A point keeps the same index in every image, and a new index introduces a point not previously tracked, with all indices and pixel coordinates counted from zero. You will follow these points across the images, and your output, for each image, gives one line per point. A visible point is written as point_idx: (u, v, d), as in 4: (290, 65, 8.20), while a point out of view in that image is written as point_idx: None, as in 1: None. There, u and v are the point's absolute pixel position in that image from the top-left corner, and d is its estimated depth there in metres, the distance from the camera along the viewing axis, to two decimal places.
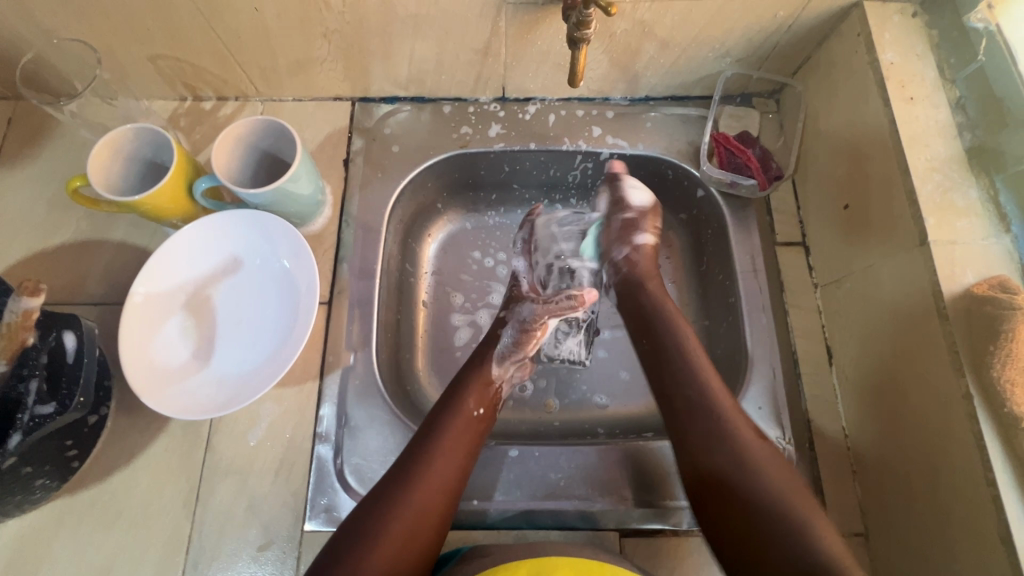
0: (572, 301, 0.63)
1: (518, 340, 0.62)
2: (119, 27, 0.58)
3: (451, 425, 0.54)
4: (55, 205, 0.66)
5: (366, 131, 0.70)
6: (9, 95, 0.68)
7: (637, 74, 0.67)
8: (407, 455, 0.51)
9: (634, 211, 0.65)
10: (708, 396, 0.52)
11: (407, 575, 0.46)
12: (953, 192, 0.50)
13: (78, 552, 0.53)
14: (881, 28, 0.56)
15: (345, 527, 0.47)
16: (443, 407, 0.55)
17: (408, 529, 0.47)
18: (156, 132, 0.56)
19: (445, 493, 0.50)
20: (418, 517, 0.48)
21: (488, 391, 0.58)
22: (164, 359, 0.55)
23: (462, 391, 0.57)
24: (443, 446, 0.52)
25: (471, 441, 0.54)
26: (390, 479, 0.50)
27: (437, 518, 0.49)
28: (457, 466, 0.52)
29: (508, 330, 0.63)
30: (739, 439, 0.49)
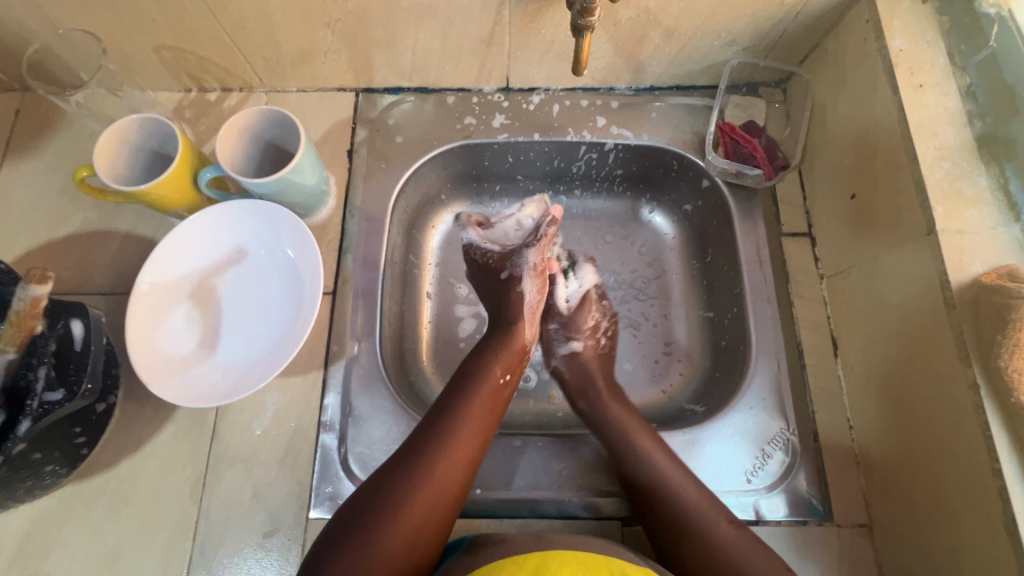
0: (549, 222, 0.67)
1: (540, 287, 0.67)
2: (123, 18, 0.58)
3: (478, 389, 0.56)
4: (62, 195, 0.66)
5: (370, 122, 0.70)
6: (17, 87, 0.69)
7: (642, 63, 0.67)
8: (429, 422, 0.53)
9: (566, 317, 0.70)
10: (643, 459, 0.55)
11: (435, 532, 0.48)
12: (962, 180, 0.50)
13: (88, 538, 0.54)
14: (890, 15, 0.56)
15: (369, 489, 0.48)
16: (468, 375, 0.57)
17: (437, 488, 0.49)
18: (161, 122, 0.56)
19: (474, 458, 0.52)
20: (447, 477, 0.49)
21: (513, 359, 0.61)
22: (171, 347, 0.55)
23: (489, 357, 0.59)
24: (471, 408, 0.54)
25: (496, 404, 0.56)
26: (419, 439, 0.51)
27: (464, 477, 0.51)
28: (484, 428, 0.54)
29: (524, 280, 0.66)
30: (677, 495, 0.53)
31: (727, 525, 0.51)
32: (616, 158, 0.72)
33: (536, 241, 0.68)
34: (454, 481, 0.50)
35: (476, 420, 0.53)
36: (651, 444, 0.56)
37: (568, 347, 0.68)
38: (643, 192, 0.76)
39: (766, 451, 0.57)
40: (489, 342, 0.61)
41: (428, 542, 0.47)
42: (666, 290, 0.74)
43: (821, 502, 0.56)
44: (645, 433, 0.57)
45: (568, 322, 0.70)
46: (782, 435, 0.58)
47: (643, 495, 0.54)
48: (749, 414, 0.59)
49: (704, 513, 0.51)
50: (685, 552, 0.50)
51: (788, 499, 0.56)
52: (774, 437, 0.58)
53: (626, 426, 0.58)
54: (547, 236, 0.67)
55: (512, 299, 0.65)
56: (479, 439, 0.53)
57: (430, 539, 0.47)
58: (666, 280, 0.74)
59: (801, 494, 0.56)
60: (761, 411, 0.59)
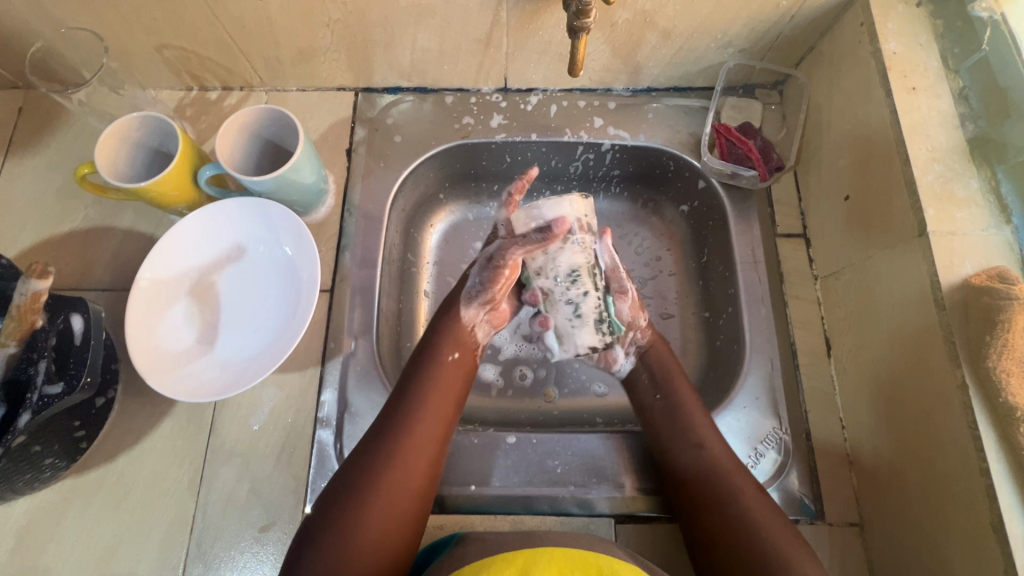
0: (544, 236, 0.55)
1: (484, 281, 0.60)
2: (125, 17, 0.59)
3: (429, 374, 0.56)
4: (64, 192, 0.67)
5: (369, 121, 0.71)
6: (21, 85, 0.70)
7: (639, 64, 0.67)
8: (385, 415, 0.53)
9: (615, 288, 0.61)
10: (689, 417, 0.56)
11: (406, 516, 0.48)
12: (953, 182, 0.50)
13: (86, 531, 0.55)
14: (884, 18, 0.56)
15: (331, 489, 0.49)
16: (419, 363, 0.57)
17: (398, 477, 0.49)
18: (161, 120, 0.57)
19: (428, 446, 0.52)
20: (409, 464, 0.50)
21: (464, 338, 0.60)
22: (169, 343, 0.56)
23: (439, 339, 0.59)
24: (422, 393, 0.54)
25: (450, 385, 0.56)
26: (373, 432, 0.52)
27: (428, 462, 0.51)
28: (443, 408, 0.54)
29: (478, 269, 0.62)
30: (706, 448, 0.54)
31: (754, 488, 0.51)
32: (613, 158, 0.73)
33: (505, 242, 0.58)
34: (411, 474, 0.50)
35: (426, 408, 0.53)
36: (697, 411, 0.57)
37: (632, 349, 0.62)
38: (640, 193, 0.77)
39: (759, 450, 0.58)
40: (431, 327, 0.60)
41: (401, 528, 0.48)
42: (662, 290, 0.74)
43: (813, 501, 0.56)
44: (689, 396, 0.58)
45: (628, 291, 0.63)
46: (774, 434, 0.58)
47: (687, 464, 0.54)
48: (743, 413, 0.59)
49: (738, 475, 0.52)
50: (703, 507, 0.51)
51: (780, 498, 0.56)
52: (767, 435, 0.58)
53: (679, 385, 0.59)
54: (528, 245, 0.56)
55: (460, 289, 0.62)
56: (433, 425, 0.53)
57: (403, 528, 0.48)
58: (662, 280, 0.75)
59: (793, 493, 0.56)
60: (754, 410, 0.59)
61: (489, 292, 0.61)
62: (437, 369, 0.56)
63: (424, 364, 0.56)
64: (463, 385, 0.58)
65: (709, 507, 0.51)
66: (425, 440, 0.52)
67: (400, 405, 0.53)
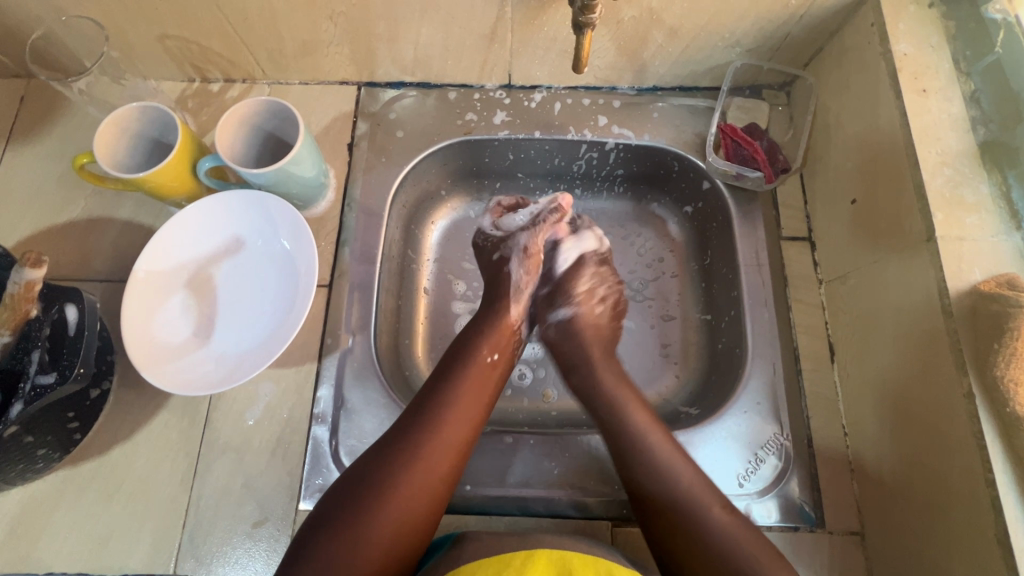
0: (556, 212, 0.67)
1: (527, 269, 0.65)
2: (127, 7, 0.58)
3: (462, 374, 0.56)
4: (64, 182, 0.67)
5: (371, 115, 0.71)
6: (23, 74, 0.70)
7: (644, 63, 0.66)
8: (412, 413, 0.53)
9: (557, 281, 0.67)
10: (637, 431, 0.55)
11: (417, 520, 0.48)
12: (964, 187, 0.49)
13: (78, 523, 0.54)
14: (895, 18, 0.55)
15: (344, 482, 0.49)
16: (454, 361, 0.57)
17: (418, 480, 0.49)
18: (161, 110, 0.56)
19: (450, 451, 0.51)
20: (428, 468, 0.49)
21: (502, 339, 0.60)
22: (166, 335, 0.55)
23: (478, 337, 0.59)
24: (452, 394, 0.54)
25: (482, 386, 0.56)
26: (397, 429, 0.51)
27: (449, 468, 0.50)
28: (470, 413, 0.54)
29: (515, 264, 0.65)
30: (679, 478, 0.51)
31: (717, 504, 0.50)
32: (617, 158, 0.72)
33: (532, 228, 0.66)
34: (425, 478, 0.49)
35: (452, 411, 0.53)
36: (659, 438, 0.54)
37: (559, 315, 0.65)
38: (644, 193, 0.76)
39: (760, 455, 0.57)
40: (475, 324, 0.61)
41: (411, 533, 0.47)
42: (663, 292, 0.74)
43: (813, 509, 0.55)
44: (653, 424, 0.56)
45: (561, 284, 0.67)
46: (775, 439, 0.58)
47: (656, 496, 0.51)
48: (744, 418, 0.59)
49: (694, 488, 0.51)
50: (674, 534, 0.49)
51: (779, 504, 0.55)
52: (767, 441, 0.58)
53: (623, 400, 0.57)
54: (547, 224, 0.67)
55: (498, 284, 0.65)
56: (458, 429, 0.52)
57: (413, 532, 0.47)
58: (664, 282, 0.74)
59: (793, 500, 0.55)
60: (755, 415, 0.59)
61: (530, 282, 0.65)
62: (473, 369, 0.56)
63: (461, 363, 0.57)
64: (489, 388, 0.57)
65: (672, 534, 0.49)
66: (447, 443, 0.51)
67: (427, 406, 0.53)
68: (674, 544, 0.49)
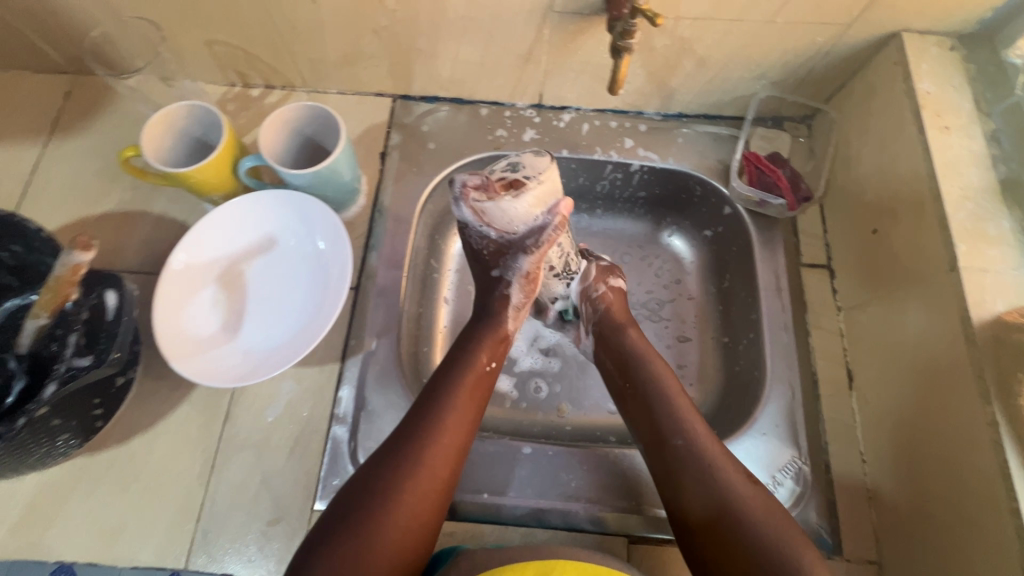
0: (553, 224, 0.55)
1: (527, 291, 0.62)
2: (182, 13, 0.61)
3: (462, 380, 0.56)
4: (103, 175, 0.69)
5: (405, 127, 0.73)
6: (70, 70, 0.72)
7: (672, 90, 0.69)
8: (413, 418, 0.53)
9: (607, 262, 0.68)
10: (667, 397, 0.56)
11: (422, 525, 0.48)
12: (986, 221, 0.51)
13: (92, 513, 0.54)
14: (919, 59, 0.57)
15: (350, 489, 0.49)
16: (453, 368, 0.58)
17: (419, 487, 0.49)
18: (207, 109, 0.58)
19: (449, 457, 0.51)
20: (430, 473, 0.50)
21: (499, 348, 0.61)
22: (195, 328, 0.56)
23: (474, 346, 0.60)
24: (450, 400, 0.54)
25: (478, 394, 0.57)
26: (399, 437, 0.52)
27: (448, 473, 0.51)
28: (466, 418, 0.54)
29: (515, 286, 0.61)
30: (730, 482, 0.50)
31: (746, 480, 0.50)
32: (641, 179, 0.74)
33: (532, 250, 0.57)
34: (424, 490, 0.49)
35: (454, 416, 0.53)
36: (702, 432, 0.54)
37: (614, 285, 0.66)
38: (664, 215, 0.78)
39: (777, 478, 0.57)
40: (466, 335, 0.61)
41: (417, 537, 0.48)
42: (680, 313, 0.75)
43: (831, 535, 0.55)
44: (694, 414, 0.55)
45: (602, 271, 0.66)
46: (793, 463, 0.58)
47: (698, 504, 0.50)
48: (762, 440, 0.59)
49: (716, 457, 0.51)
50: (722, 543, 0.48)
51: None
52: (785, 464, 0.58)
53: (658, 366, 0.59)
54: (548, 245, 0.57)
55: (489, 293, 0.62)
56: (458, 434, 0.53)
57: (419, 536, 0.48)
58: (681, 303, 0.75)
59: (810, 525, 0.55)
60: (773, 438, 0.59)
61: (528, 296, 0.62)
62: (471, 376, 0.57)
63: (458, 370, 0.57)
64: (480, 398, 0.57)
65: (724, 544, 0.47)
66: (446, 449, 0.52)
67: (429, 412, 0.53)
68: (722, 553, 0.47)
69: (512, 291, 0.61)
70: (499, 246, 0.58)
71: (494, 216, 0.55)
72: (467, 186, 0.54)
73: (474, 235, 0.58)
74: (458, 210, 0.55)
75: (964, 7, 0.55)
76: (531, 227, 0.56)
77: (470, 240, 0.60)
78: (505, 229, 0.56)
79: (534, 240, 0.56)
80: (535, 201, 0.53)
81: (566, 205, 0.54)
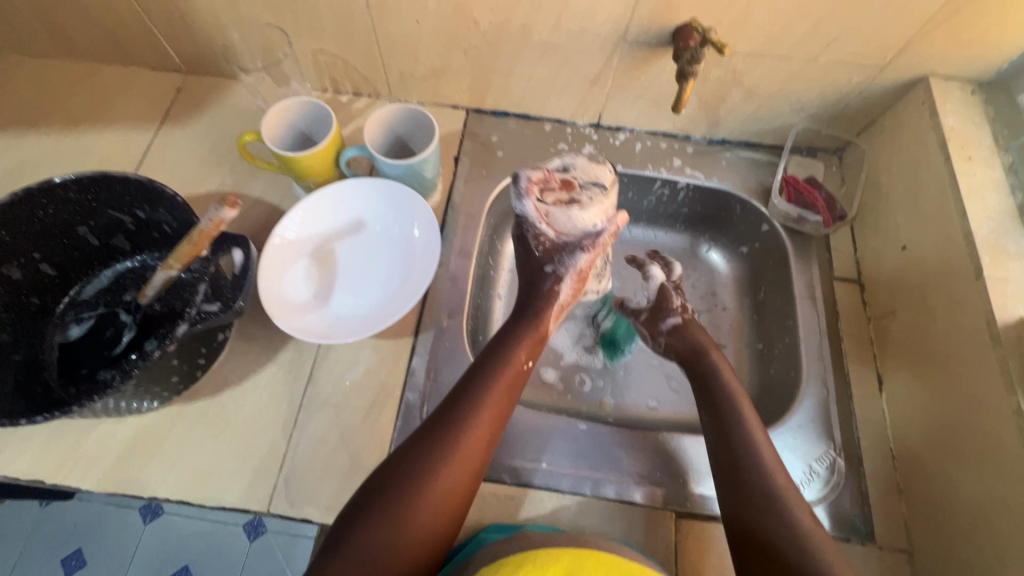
0: (609, 227, 0.66)
1: (574, 292, 0.68)
2: (300, 24, 0.70)
3: (498, 373, 0.59)
4: (205, 161, 0.77)
5: (475, 136, 0.81)
6: (183, 70, 0.82)
7: (719, 117, 0.77)
8: (450, 404, 0.56)
9: (654, 301, 0.72)
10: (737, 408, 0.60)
11: (454, 505, 0.52)
12: (1006, 238, 0.57)
13: (184, 456, 0.59)
14: (944, 99, 0.65)
15: (388, 464, 0.53)
16: (492, 360, 0.60)
17: (452, 471, 0.52)
18: (319, 105, 0.66)
19: (481, 446, 0.55)
20: (462, 459, 0.53)
21: (537, 347, 0.64)
22: (292, 295, 0.63)
23: (513, 342, 0.62)
24: (486, 392, 0.57)
25: (512, 389, 0.59)
26: (437, 422, 0.55)
27: (479, 461, 0.54)
28: (499, 412, 0.57)
29: (566, 282, 0.67)
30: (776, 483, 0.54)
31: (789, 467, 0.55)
32: (685, 197, 0.82)
33: (588, 251, 0.66)
34: (457, 474, 0.52)
35: (489, 407, 0.56)
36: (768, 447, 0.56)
37: (669, 323, 0.70)
38: (702, 232, 0.85)
39: (813, 468, 0.61)
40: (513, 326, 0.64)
41: (448, 517, 0.51)
42: (716, 322, 0.81)
43: (864, 523, 0.59)
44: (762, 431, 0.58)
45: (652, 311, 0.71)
46: (828, 454, 0.62)
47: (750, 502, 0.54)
48: (799, 432, 0.63)
49: (773, 461, 0.56)
50: (752, 542, 0.52)
51: (831, 515, 0.59)
52: (821, 455, 0.62)
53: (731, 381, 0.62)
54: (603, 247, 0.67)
55: (534, 290, 0.66)
56: (490, 425, 0.56)
57: (450, 516, 0.52)
58: (716, 313, 0.81)
59: (844, 513, 0.59)
60: (809, 430, 0.64)
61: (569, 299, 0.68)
62: (508, 371, 0.59)
63: (496, 363, 0.60)
64: (509, 398, 0.59)
65: (757, 543, 0.51)
66: (479, 439, 0.55)
67: (466, 400, 0.56)
68: (753, 550, 0.51)
69: (560, 288, 0.66)
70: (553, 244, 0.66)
71: (556, 217, 0.65)
72: (532, 181, 0.64)
73: (530, 231, 0.66)
74: (522, 203, 0.64)
75: (984, 57, 0.64)
76: (586, 231, 0.66)
77: (522, 235, 0.67)
78: (562, 233, 0.66)
79: (590, 242, 0.66)
80: (598, 211, 0.65)
81: (623, 217, 0.65)
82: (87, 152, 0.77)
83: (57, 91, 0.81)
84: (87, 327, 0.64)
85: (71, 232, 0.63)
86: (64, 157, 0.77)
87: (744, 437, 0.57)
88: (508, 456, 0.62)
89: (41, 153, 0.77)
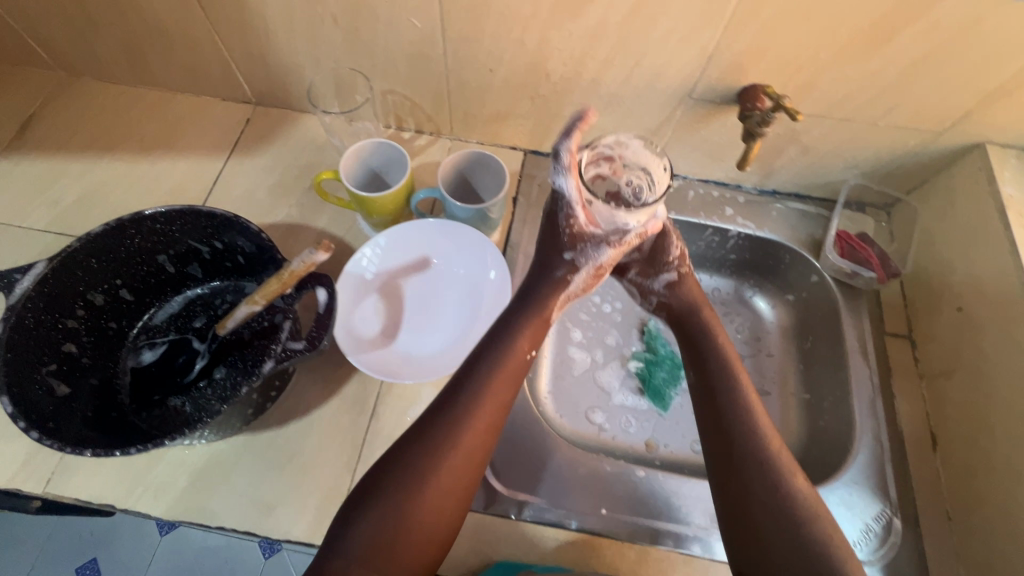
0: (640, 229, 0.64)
1: (587, 282, 0.67)
2: (376, 66, 0.73)
3: (500, 366, 0.58)
4: (273, 191, 0.79)
5: (533, 177, 0.83)
6: (253, 101, 0.85)
7: (771, 169, 0.79)
8: (450, 394, 0.56)
9: (647, 251, 0.70)
10: (746, 413, 0.58)
11: (456, 497, 0.52)
12: None
13: (250, 486, 0.60)
14: (1001, 166, 0.67)
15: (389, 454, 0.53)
16: (493, 348, 0.59)
17: (454, 463, 0.53)
18: (394, 146, 0.68)
19: (482, 438, 0.55)
20: (464, 450, 0.53)
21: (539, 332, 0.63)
22: (363, 330, 0.65)
23: (513, 330, 0.61)
24: (487, 384, 0.57)
25: (511, 379, 0.58)
26: (436, 410, 0.55)
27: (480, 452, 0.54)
28: (500, 402, 0.57)
29: (581, 272, 0.66)
30: None
31: None
32: (735, 244, 0.83)
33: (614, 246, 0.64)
34: (461, 467, 0.53)
35: (490, 399, 0.56)
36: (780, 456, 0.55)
37: (662, 280, 0.70)
38: (748, 278, 0.86)
39: (870, 526, 0.62)
40: (519, 312, 0.62)
41: (451, 510, 0.52)
42: (761, 368, 0.81)
43: None
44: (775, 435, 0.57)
45: (647, 262, 0.71)
46: (885, 513, 0.62)
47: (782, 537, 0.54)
48: (855, 488, 0.64)
49: None
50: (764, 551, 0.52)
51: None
52: (877, 514, 0.62)
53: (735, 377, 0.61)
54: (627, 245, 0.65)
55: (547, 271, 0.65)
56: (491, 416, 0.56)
57: (455, 510, 0.52)
58: (761, 359, 0.81)
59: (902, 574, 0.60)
60: (865, 487, 0.64)
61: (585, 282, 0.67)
62: (508, 361, 0.59)
63: (497, 352, 0.59)
64: (510, 387, 0.58)
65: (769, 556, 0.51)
66: (480, 431, 0.55)
67: (467, 393, 0.56)
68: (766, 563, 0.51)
69: (576, 277, 0.65)
70: (582, 231, 0.63)
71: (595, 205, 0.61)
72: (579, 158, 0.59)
73: (564, 210, 0.63)
74: (564, 179, 0.60)
75: None
76: (617, 228, 0.63)
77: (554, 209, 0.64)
78: (595, 220, 0.63)
79: (617, 239, 0.64)
80: (640, 215, 0.60)
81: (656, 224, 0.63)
82: (159, 177, 0.80)
83: (132, 116, 0.84)
84: (159, 353, 0.66)
85: (151, 260, 0.64)
86: (137, 182, 0.79)
87: (748, 441, 0.56)
88: (569, 504, 0.63)
89: (116, 177, 0.79)
